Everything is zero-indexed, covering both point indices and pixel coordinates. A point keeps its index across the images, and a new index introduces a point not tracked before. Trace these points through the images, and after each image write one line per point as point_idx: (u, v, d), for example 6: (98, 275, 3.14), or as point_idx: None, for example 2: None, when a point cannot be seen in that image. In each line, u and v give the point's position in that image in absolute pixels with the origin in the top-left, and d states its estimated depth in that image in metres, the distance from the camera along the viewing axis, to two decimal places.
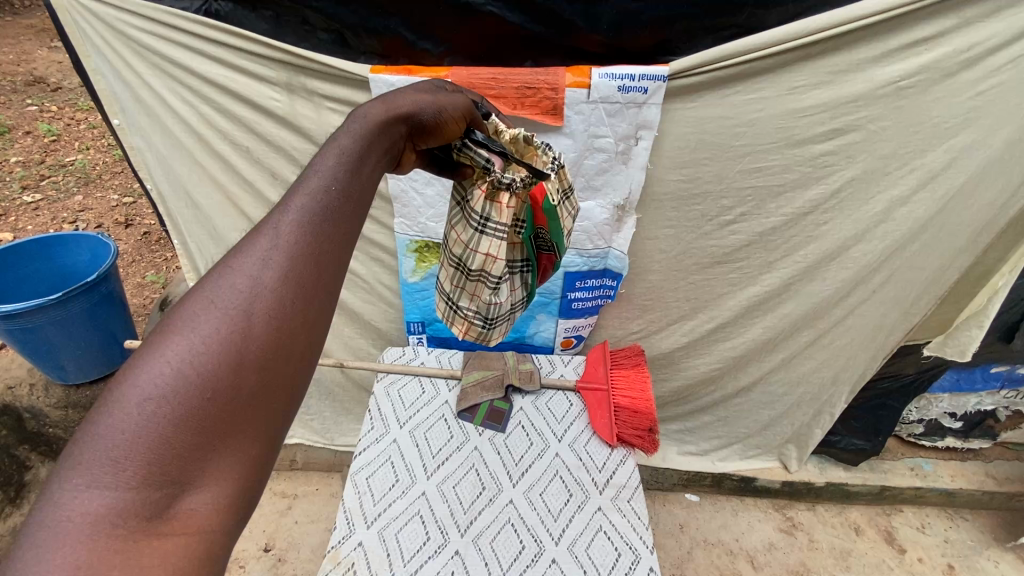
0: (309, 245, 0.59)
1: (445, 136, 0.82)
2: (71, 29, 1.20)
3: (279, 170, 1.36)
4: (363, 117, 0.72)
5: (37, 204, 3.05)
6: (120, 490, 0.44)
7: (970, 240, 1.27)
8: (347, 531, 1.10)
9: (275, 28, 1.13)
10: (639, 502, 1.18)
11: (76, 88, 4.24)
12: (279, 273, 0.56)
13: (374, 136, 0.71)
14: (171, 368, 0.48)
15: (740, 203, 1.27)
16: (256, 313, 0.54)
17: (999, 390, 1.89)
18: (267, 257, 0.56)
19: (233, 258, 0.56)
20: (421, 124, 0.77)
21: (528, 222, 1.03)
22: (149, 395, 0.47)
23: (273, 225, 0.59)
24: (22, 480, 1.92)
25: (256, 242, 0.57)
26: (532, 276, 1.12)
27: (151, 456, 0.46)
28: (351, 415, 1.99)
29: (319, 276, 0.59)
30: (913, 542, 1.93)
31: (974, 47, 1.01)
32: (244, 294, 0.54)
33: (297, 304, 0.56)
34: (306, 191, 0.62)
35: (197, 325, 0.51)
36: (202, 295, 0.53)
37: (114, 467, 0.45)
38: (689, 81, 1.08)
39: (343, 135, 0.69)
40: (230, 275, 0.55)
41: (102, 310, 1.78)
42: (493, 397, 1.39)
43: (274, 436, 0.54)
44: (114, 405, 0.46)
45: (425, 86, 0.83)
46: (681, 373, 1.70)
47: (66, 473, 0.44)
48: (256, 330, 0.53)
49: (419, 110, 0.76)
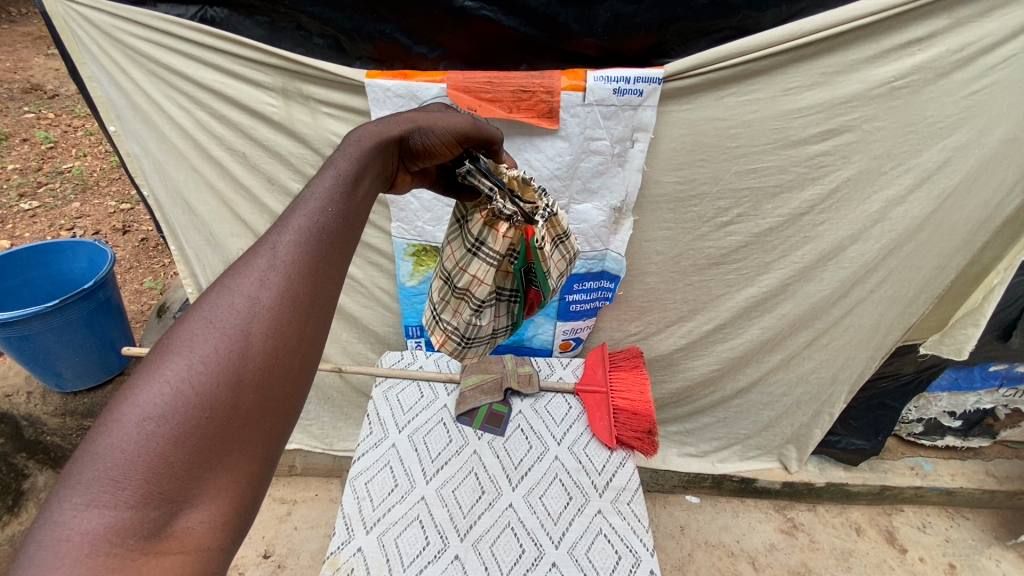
0: (307, 264, 0.59)
1: (437, 157, 0.82)
2: (67, 37, 1.19)
3: (276, 175, 1.36)
4: (358, 139, 0.72)
5: (35, 212, 3.04)
6: (119, 509, 0.44)
7: (967, 239, 1.28)
8: (347, 537, 1.10)
9: (271, 34, 1.13)
10: (639, 504, 1.18)
11: (74, 95, 4.25)
12: (276, 292, 0.56)
13: (369, 156, 0.72)
14: (170, 388, 0.48)
15: (736, 204, 1.28)
16: (254, 333, 0.54)
17: (998, 388, 1.89)
18: (265, 277, 0.57)
19: (232, 277, 0.57)
20: (412, 142, 0.78)
21: (521, 254, 0.99)
22: (148, 414, 0.47)
23: (271, 244, 0.59)
24: (20, 489, 1.96)
25: (255, 261, 0.58)
26: (519, 308, 1.11)
27: (149, 474, 0.46)
28: (350, 420, 1.98)
29: (315, 295, 0.59)
30: (914, 542, 1.93)
31: (967, 47, 1.01)
32: (242, 313, 0.54)
33: (295, 323, 0.57)
34: (304, 211, 0.62)
35: (196, 344, 0.51)
36: (200, 314, 0.54)
37: (112, 487, 0.44)
38: (685, 83, 1.08)
39: (340, 154, 0.70)
40: (227, 295, 0.55)
41: (100, 317, 1.78)
42: (492, 400, 1.39)
43: (270, 453, 0.54)
44: (112, 425, 0.46)
45: (420, 109, 0.84)
46: (680, 374, 1.70)
47: (65, 493, 0.44)
48: (254, 349, 0.53)
49: (409, 131, 0.77)
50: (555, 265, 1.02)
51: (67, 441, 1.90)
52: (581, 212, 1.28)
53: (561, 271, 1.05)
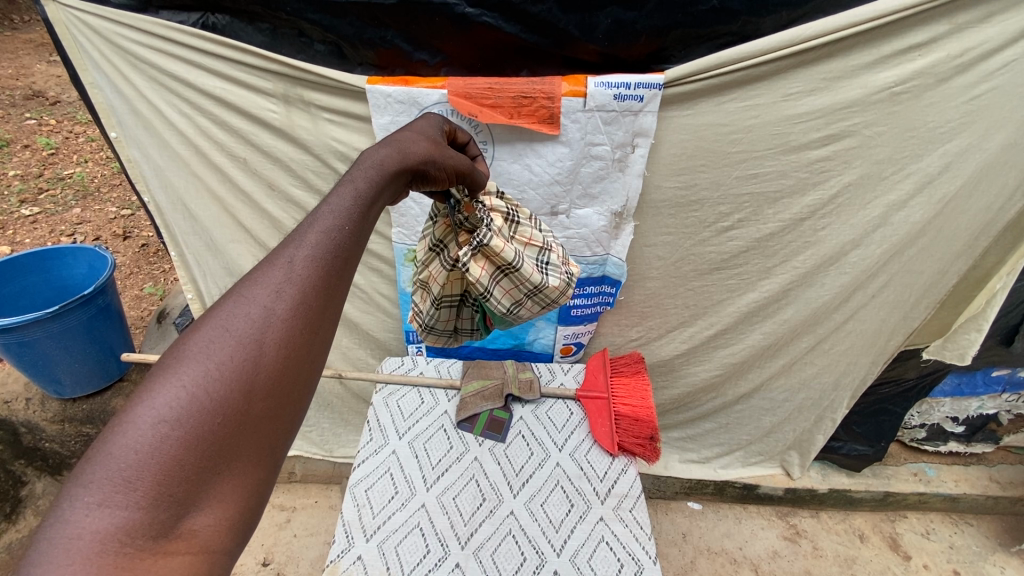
0: (322, 277, 0.59)
1: (439, 184, 0.84)
2: (70, 43, 1.20)
3: (277, 181, 1.36)
4: (379, 163, 0.71)
5: (36, 217, 3.06)
6: (130, 510, 0.44)
7: (969, 243, 1.27)
8: (347, 545, 1.09)
9: (272, 40, 1.13)
10: (641, 512, 1.17)
11: (75, 101, 4.26)
12: (291, 304, 0.56)
13: (388, 176, 0.72)
14: (185, 393, 0.48)
15: (737, 209, 1.28)
16: (268, 342, 0.54)
17: (1001, 394, 1.89)
18: (281, 288, 0.56)
19: (247, 285, 0.56)
20: (426, 172, 0.79)
21: None
22: (163, 417, 0.47)
23: (288, 255, 0.59)
24: (18, 495, 1.95)
25: (270, 271, 0.57)
26: (480, 317, 1.16)
27: (161, 477, 0.45)
28: (350, 426, 1.96)
29: (326, 308, 0.59)
30: (918, 549, 1.92)
31: (967, 53, 1.01)
32: (257, 322, 0.54)
33: (306, 334, 0.57)
34: (321, 224, 0.62)
35: (212, 352, 0.51)
36: (216, 321, 0.54)
37: (124, 488, 0.44)
38: (686, 88, 1.09)
39: (357, 169, 0.70)
40: (244, 303, 0.55)
41: (100, 322, 1.77)
42: (493, 406, 1.37)
43: (275, 461, 0.54)
44: (127, 426, 0.46)
45: (430, 132, 0.85)
46: (680, 380, 1.70)
47: (78, 491, 0.44)
48: (267, 358, 0.53)
49: (426, 161, 0.78)
50: (504, 293, 1.02)
51: (65, 448, 1.89)
52: (582, 217, 1.27)
53: (516, 300, 1.04)
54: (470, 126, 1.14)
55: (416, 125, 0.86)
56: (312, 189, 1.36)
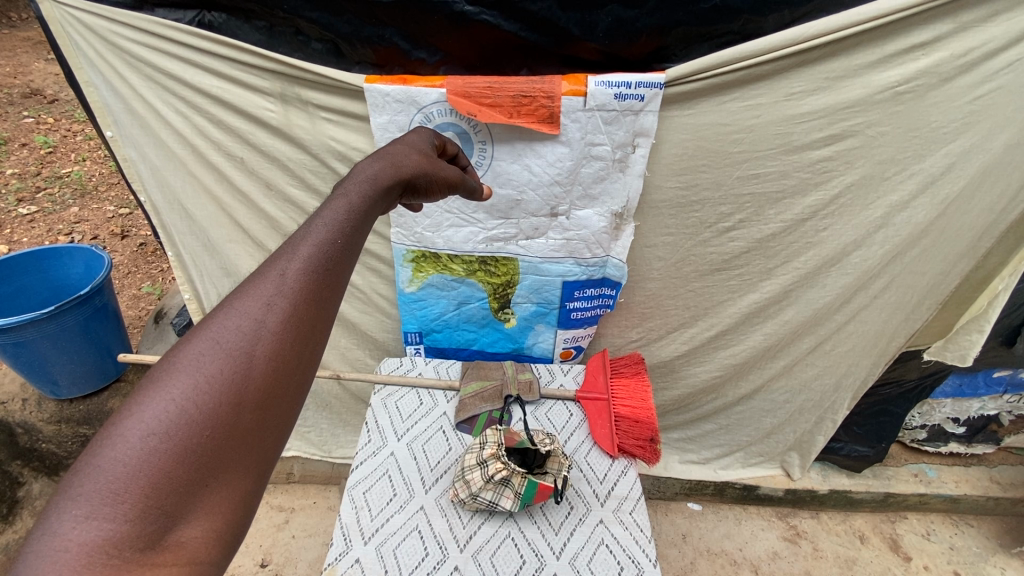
0: (311, 293, 0.60)
1: (429, 196, 0.87)
2: (64, 42, 1.18)
3: (275, 181, 1.36)
4: (371, 178, 0.73)
5: (32, 216, 3.04)
6: (118, 522, 0.44)
7: (971, 244, 1.26)
8: (344, 548, 1.08)
9: (268, 38, 1.12)
10: (641, 514, 1.16)
11: (71, 99, 4.22)
12: (280, 318, 0.57)
13: (377, 191, 0.73)
14: (175, 406, 0.50)
15: (738, 210, 1.27)
16: (258, 355, 0.55)
17: (1002, 395, 1.88)
18: (271, 302, 0.58)
19: (236, 300, 0.57)
20: (416, 184, 0.82)
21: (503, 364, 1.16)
22: (152, 430, 0.48)
23: (278, 270, 0.60)
24: (14, 497, 1.94)
25: (261, 286, 0.59)
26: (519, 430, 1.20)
27: (150, 490, 0.46)
28: (348, 427, 1.94)
29: (316, 321, 0.60)
30: (918, 550, 1.91)
31: (972, 52, 1.00)
32: (248, 336, 0.55)
33: (295, 347, 0.58)
34: (312, 240, 0.64)
35: (201, 365, 0.52)
36: (207, 334, 0.54)
37: (113, 500, 0.45)
38: (686, 87, 1.08)
39: (349, 186, 0.71)
40: (234, 318, 0.56)
41: (96, 323, 1.75)
42: (492, 407, 1.35)
43: (264, 472, 0.55)
44: (116, 439, 0.47)
45: (420, 146, 0.88)
46: (681, 381, 1.69)
47: (66, 504, 0.44)
48: (257, 371, 0.55)
49: (416, 176, 0.81)
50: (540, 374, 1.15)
51: (62, 449, 1.88)
52: (582, 217, 1.26)
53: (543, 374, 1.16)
54: (470, 125, 1.13)
55: (407, 138, 0.88)
56: (310, 188, 1.35)
